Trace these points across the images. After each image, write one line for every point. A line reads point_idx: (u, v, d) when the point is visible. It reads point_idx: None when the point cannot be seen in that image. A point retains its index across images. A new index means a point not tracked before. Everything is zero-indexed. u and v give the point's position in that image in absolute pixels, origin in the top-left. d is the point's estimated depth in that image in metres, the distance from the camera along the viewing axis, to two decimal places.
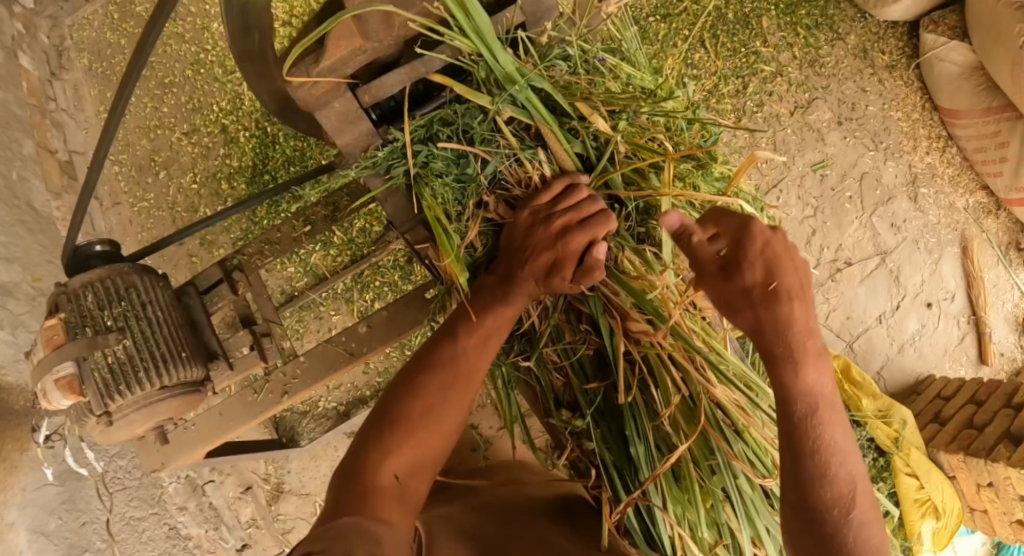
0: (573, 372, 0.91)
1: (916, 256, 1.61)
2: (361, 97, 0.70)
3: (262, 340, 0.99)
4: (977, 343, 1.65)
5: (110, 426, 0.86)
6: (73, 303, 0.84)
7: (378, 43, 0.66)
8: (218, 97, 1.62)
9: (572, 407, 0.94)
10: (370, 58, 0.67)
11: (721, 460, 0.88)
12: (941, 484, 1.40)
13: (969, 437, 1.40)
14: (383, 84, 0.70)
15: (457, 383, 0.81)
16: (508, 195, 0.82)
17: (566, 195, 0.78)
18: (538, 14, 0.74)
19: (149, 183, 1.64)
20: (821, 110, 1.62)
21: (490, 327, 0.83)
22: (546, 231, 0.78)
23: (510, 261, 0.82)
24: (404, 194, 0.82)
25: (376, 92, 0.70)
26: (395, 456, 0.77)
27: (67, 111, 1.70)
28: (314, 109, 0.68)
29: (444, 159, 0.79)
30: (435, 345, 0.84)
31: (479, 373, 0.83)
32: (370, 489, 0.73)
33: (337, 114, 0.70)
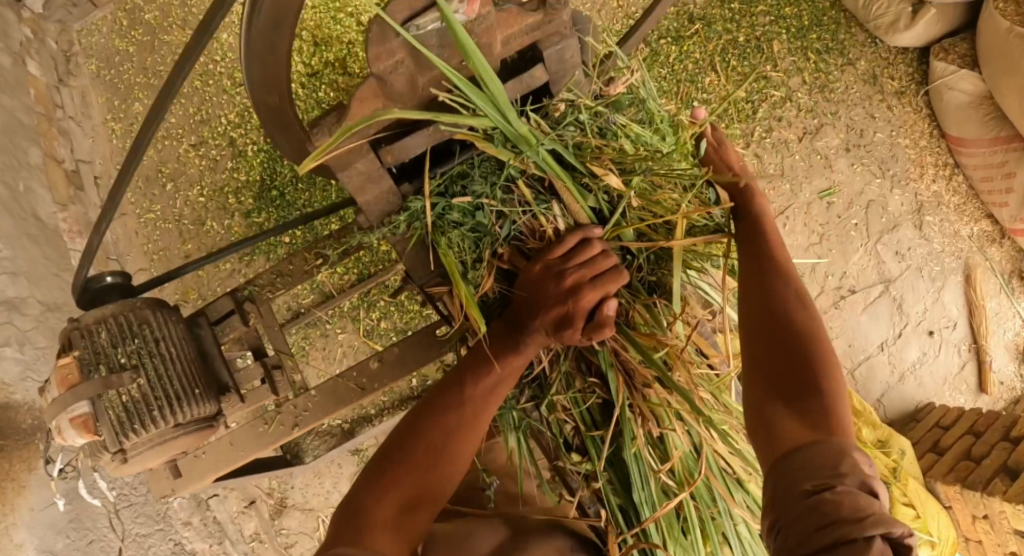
0: (580, 416, 0.93)
1: (919, 284, 1.62)
2: (383, 158, 0.71)
3: (273, 372, 1.00)
4: (977, 371, 1.66)
5: (124, 464, 0.87)
6: (87, 340, 0.85)
7: (401, 105, 0.67)
8: (227, 110, 1.62)
9: (580, 450, 0.95)
10: (394, 119, 0.68)
11: (723, 506, 0.90)
12: (937, 514, 1.41)
13: (967, 468, 1.42)
14: (406, 146, 0.71)
15: (464, 426, 0.81)
16: (523, 244, 0.85)
17: (579, 250, 0.80)
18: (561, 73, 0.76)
19: (156, 195, 1.64)
20: (830, 136, 1.62)
21: (500, 374, 0.83)
22: (558, 286, 0.79)
23: (522, 312, 0.82)
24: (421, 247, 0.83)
25: (399, 153, 0.71)
26: (395, 491, 0.77)
27: (75, 119, 1.69)
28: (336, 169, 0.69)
29: (460, 210, 0.82)
30: (448, 385, 0.84)
31: (485, 420, 0.82)
32: (367, 525, 0.74)
33: (359, 175, 0.71)
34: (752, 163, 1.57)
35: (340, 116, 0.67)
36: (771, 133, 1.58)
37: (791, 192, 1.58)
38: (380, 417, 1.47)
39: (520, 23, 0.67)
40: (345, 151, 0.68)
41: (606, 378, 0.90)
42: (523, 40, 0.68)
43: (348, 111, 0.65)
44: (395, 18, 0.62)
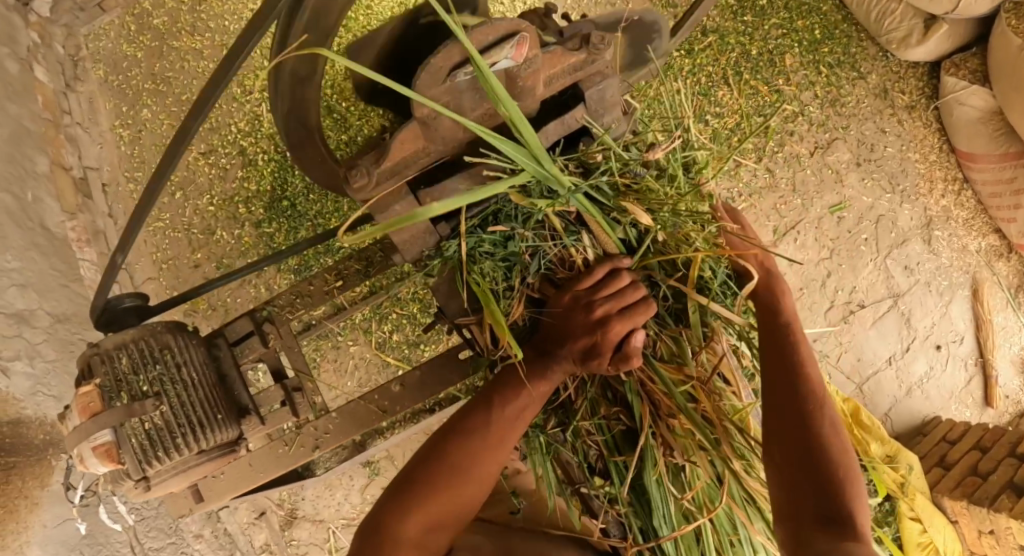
0: (603, 441, 0.93)
1: (927, 299, 1.63)
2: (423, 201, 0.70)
3: (294, 394, 1.00)
4: (983, 385, 1.67)
5: (146, 492, 0.87)
6: (107, 365, 0.85)
7: (441, 147, 0.68)
8: (236, 118, 1.61)
9: (603, 474, 0.96)
10: (432, 161, 0.69)
11: (741, 534, 0.91)
12: (942, 528, 1.42)
13: (973, 484, 1.43)
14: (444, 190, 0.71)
15: (489, 451, 0.80)
16: (552, 275, 0.87)
17: (608, 283, 0.81)
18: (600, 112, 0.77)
19: (165, 203, 1.62)
20: (840, 150, 1.62)
21: (527, 398, 0.82)
22: (587, 318, 0.80)
23: (552, 340, 0.83)
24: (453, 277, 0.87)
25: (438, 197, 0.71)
26: (419, 513, 0.77)
27: (82, 125, 1.67)
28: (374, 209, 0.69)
29: (492, 241, 0.85)
30: (474, 406, 0.83)
31: (508, 445, 0.81)
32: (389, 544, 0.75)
33: (397, 216, 0.71)
34: (765, 178, 1.56)
35: (377, 154, 0.67)
36: (783, 147, 1.58)
37: (802, 207, 1.58)
38: (392, 429, 1.47)
39: (563, 62, 0.70)
40: (383, 191, 0.67)
41: (629, 403, 0.91)
42: (565, 80, 0.72)
43: (388, 151, 0.66)
44: (445, 65, 0.62)
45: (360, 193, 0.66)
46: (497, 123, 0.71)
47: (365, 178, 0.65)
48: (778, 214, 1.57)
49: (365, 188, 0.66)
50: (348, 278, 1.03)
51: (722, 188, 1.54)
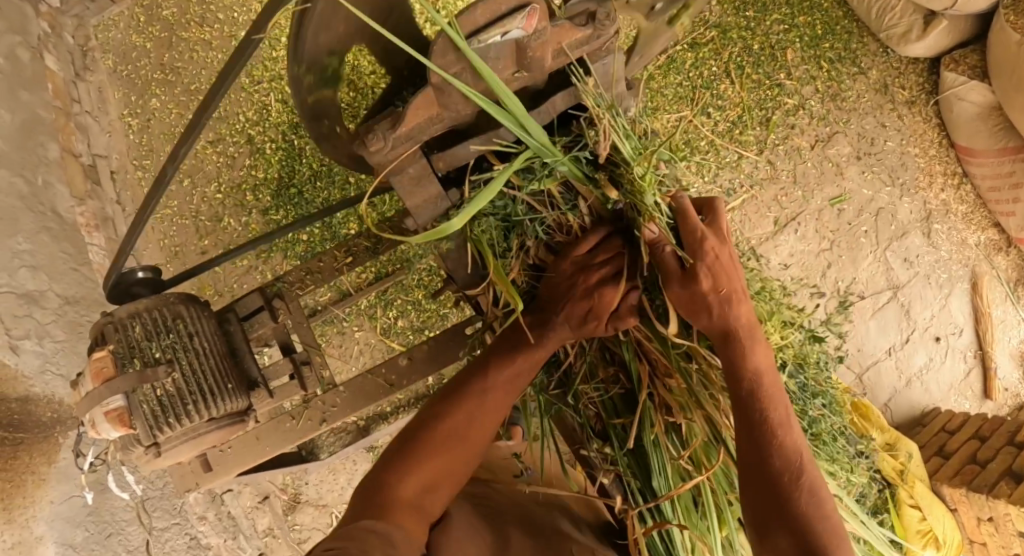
0: (602, 404, 0.96)
1: (927, 291, 1.65)
2: (435, 164, 0.74)
3: (302, 368, 1.01)
4: (982, 378, 1.69)
5: (157, 457, 0.87)
6: (120, 333, 0.86)
7: (455, 112, 0.69)
8: (245, 108, 1.63)
9: (602, 435, 0.98)
10: (445, 126, 0.70)
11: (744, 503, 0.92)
12: (941, 515, 1.44)
13: (972, 472, 1.44)
14: (458, 154, 0.74)
15: (482, 413, 0.83)
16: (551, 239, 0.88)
17: (601, 247, 0.85)
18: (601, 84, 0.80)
19: (172, 191, 1.64)
20: (841, 144, 1.64)
21: (519, 364, 0.85)
22: (582, 281, 0.84)
23: (547, 305, 0.87)
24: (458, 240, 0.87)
25: (450, 160, 0.74)
26: (414, 474, 0.77)
27: (92, 113, 1.68)
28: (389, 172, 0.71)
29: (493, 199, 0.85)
30: (471, 376, 0.85)
31: (504, 412, 0.84)
32: (393, 501, 0.74)
33: (413, 177, 0.73)
34: (766, 170, 1.58)
35: (393, 119, 0.68)
36: (784, 141, 1.61)
37: (804, 199, 1.59)
38: (396, 415, 1.48)
39: (573, 36, 0.71)
40: (397, 155, 0.69)
41: (629, 365, 0.92)
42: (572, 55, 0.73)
43: (403, 117, 0.67)
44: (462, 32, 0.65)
45: (377, 155, 0.68)
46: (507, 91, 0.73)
47: (382, 142, 0.67)
48: (781, 206, 1.59)
49: (382, 151, 0.68)
50: (357, 255, 1.06)
51: (722, 179, 1.56)
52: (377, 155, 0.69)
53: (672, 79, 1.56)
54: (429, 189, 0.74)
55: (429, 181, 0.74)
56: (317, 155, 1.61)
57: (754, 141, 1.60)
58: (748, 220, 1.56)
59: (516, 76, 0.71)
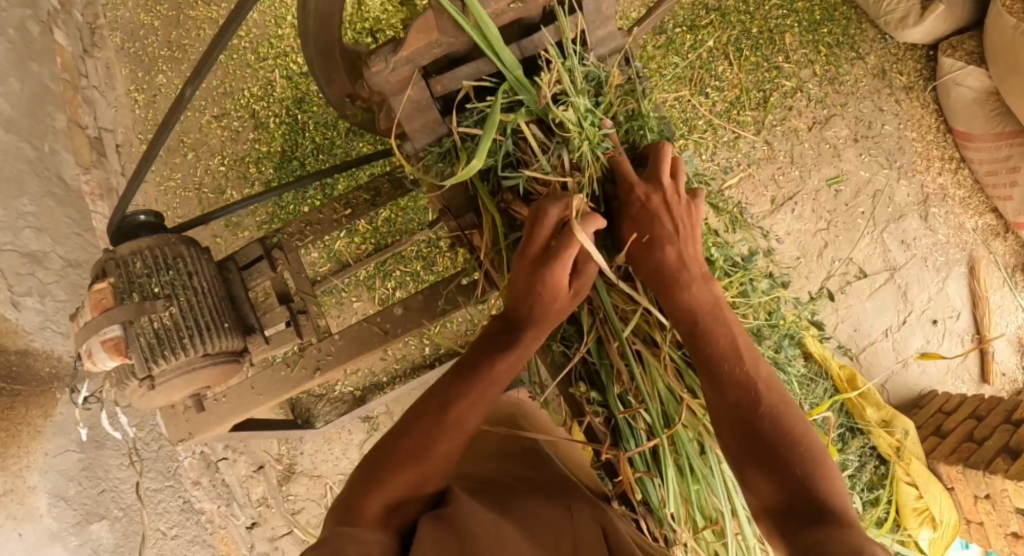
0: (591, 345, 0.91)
1: (924, 274, 1.66)
2: (433, 88, 0.76)
3: (299, 317, 1.02)
4: (979, 361, 1.70)
5: (150, 390, 0.89)
6: (121, 269, 0.88)
7: (453, 38, 0.72)
8: (250, 83, 1.64)
9: (588, 380, 0.93)
10: (444, 52, 0.73)
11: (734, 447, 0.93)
12: (938, 494, 1.44)
13: (968, 450, 1.44)
14: (455, 78, 0.76)
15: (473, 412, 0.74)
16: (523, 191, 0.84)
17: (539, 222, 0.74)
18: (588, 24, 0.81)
19: (177, 164, 1.67)
20: (838, 127, 1.65)
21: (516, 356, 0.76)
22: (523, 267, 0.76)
23: (513, 300, 0.77)
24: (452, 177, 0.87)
25: (449, 83, 0.76)
26: (395, 481, 0.69)
27: (99, 89, 1.65)
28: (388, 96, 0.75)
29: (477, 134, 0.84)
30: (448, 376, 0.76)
31: (484, 401, 0.74)
32: (366, 511, 0.66)
33: (410, 102, 0.76)
34: (763, 150, 1.60)
35: (395, 45, 0.72)
36: (782, 122, 1.62)
37: (800, 179, 1.62)
38: (393, 385, 1.49)
39: None
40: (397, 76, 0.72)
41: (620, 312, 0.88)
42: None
43: (404, 41, 0.70)
44: None
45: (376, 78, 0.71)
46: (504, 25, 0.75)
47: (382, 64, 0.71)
48: (778, 184, 1.61)
49: (381, 73, 0.72)
50: (356, 207, 1.09)
51: (719, 158, 1.58)
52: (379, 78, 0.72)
53: (672, 59, 1.56)
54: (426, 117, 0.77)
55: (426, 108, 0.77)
56: (320, 129, 1.62)
57: (752, 121, 1.61)
58: (744, 198, 1.59)
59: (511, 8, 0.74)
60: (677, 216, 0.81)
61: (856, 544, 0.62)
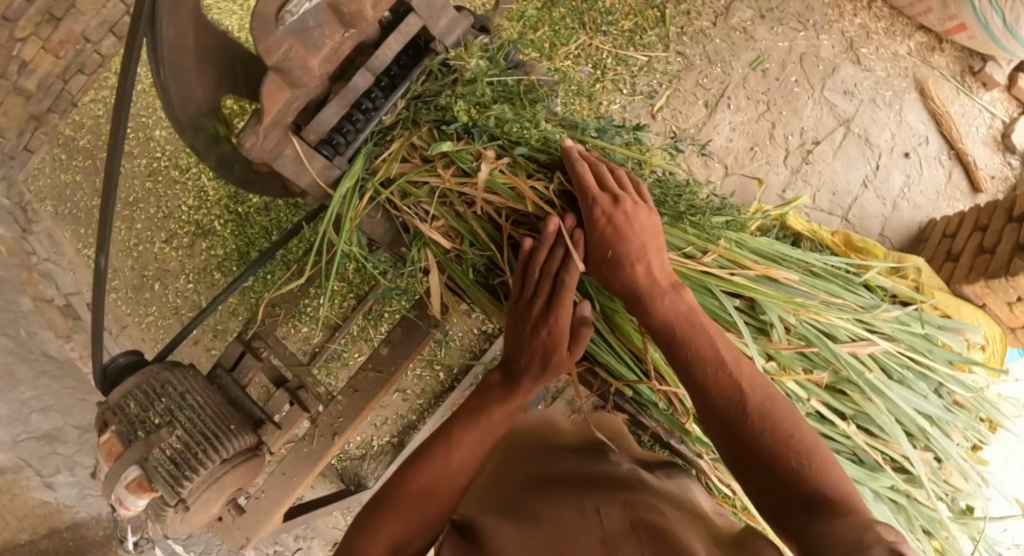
0: None
1: (878, 115, 1.66)
2: (307, 139, 0.81)
3: (299, 393, 1.09)
4: (965, 174, 1.68)
5: (188, 511, 0.95)
6: (119, 414, 0.94)
7: (306, 86, 0.78)
8: (184, 197, 1.67)
9: None
10: (303, 100, 0.79)
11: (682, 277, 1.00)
12: (974, 315, 1.41)
13: (985, 263, 1.42)
14: (323, 120, 0.81)
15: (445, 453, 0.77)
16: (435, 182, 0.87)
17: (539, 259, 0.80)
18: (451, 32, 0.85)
19: (148, 299, 1.69)
20: (741, 10, 1.63)
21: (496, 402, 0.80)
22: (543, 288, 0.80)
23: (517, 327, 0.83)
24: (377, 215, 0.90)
25: (318, 129, 0.81)
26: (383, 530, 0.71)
27: (51, 259, 1.59)
28: (270, 162, 0.80)
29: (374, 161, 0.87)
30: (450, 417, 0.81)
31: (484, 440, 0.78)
32: None
33: (293, 159, 0.81)
34: (678, 62, 1.61)
35: (260, 113, 0.78)
36: (684, 30, 1.61)
37: (724, 74, 1.62)
38: (424, 420, 1.52)
39: None
40: (271, 142, 0.79)
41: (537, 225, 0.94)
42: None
43: (263, 108, 0.77)
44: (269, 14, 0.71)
45: (253, 149, 0.78)
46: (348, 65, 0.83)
47: (253, 136, 0.78)
48: (706, 89, 1.61)
49: (256, 144, 0.78)
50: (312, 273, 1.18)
51: (640, 86, 1.59)
52: (253, 149, 0.78)
53: (559, 15, 1.55)
54: (318, 163, 0.83)
55: (312, 152, 0.82)
56: (262, 212, 1.64)
57: (657, 42, 1.59)
58: (678, 113, 1.60)
59: (349, 36, 0.79)
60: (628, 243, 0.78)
61: (859, 521, 0.59)
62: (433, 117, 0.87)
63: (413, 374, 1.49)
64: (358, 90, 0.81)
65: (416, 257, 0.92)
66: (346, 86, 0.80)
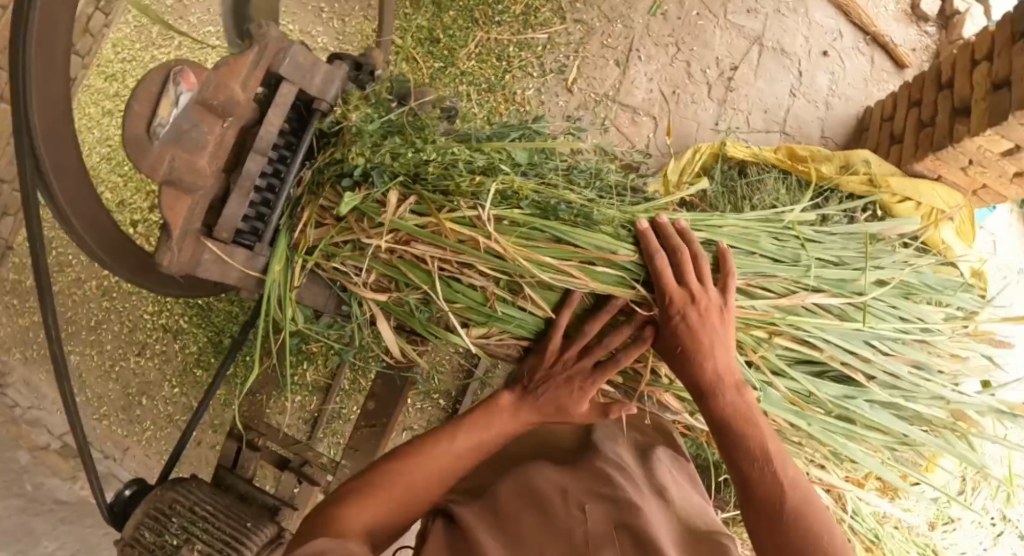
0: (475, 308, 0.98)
1: (786, 23, 1.65)
2: (221, 238, 0.80)
3: (304, 469, 1.11)
4: (887, 54, 1.67)
5: None
6: (137, 547, 0.92)
7: (202, 188, 0.78)
8: (143, 306, 1.66)
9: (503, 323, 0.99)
10: (205, 202, 0.79)
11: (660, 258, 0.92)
12: (931, 189, 1.41)
13: (929, 136, 1.41)
14: (230, 215, 0.80)
15: (457, 455, 0.84)
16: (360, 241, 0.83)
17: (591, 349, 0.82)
18: (328, 89, 0.84)
19: (140, 415, 1.67)
20: None
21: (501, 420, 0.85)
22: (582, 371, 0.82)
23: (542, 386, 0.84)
24: (316, 283, 0.89)
25: (228, 225, 0.80)
26: (377, 500, 0.80)
27: (35, 406, 1.57)
28: (193, 272, 0.79)
29: (292, 235, 0.85)
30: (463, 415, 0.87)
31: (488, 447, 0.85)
32: (341, 521, 0.77)
33: (214, 263, 0.80)
34: (578, 29, 1.59)
35: (167, 228, 0.77)
36: None
37: (626, 28, 1.60)
38: None
39: (242, 65, 0.77)
40: (188, 254, 0.78)
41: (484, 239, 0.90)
42: (256, 77, 0.79)
43: (168, 223, 0.76)
44: (137, 134, 0.71)
45: (171, 266, 0.77)
46: (238, 153, 0.82)
47: (168, 252, 0.76)
48: (613, 48, 1.60)
49: (173, 260, 0.77)
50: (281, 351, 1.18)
51: (549, 64, 1.58)
52: (172, 265, 0.77)
53: (450, 19, 1.53)
54: (240, 255, 0.82)
55: (230, 248, 0.82)
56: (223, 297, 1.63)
57: (552, 16, 1.58)
58: (593, 79, 1.59)
59: (229, 126, 0.79)
60: (706, 335, 0.76)
61: None
62: (331, 175, 0.84)
63: (415, 409, 1.48)
64: (254, 177, 0.80)
65: (358, 312, 0.89)
66: (240, 176, 0.80)
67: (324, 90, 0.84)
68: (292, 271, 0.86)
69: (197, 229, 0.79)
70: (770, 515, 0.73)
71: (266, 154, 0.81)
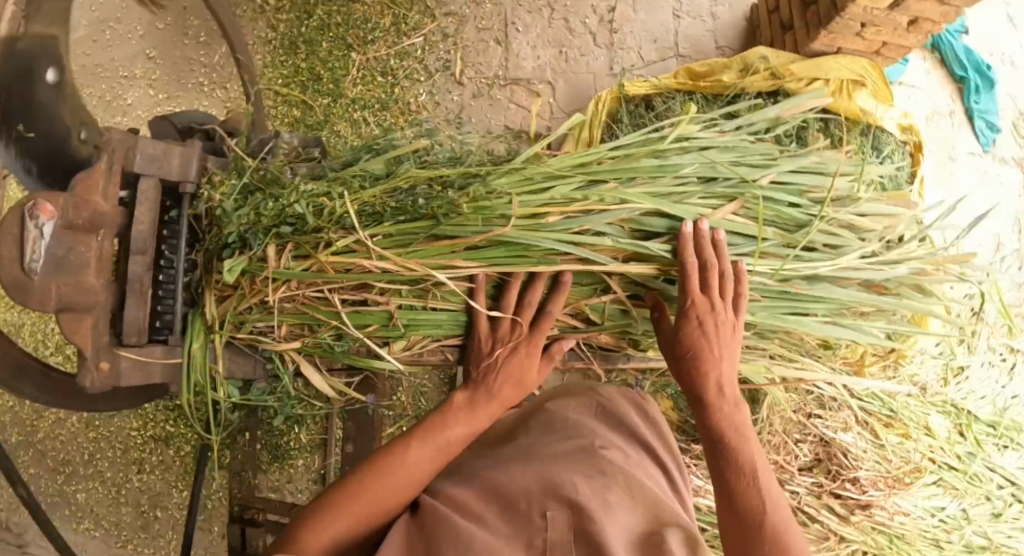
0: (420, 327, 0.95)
1: None
2: (131, 342, 0.80)
3: None
4: None
5: None
6: None
7: (98, 301, 0.77)
8: (125, 423, 1.64)
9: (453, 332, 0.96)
10: (106, 314, 0.78)
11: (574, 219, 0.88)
12: (835, 62, 1.39)
13: (815, 13, 1.39)
14: (133, 318, 0.80)
15: (422, 457, 0.78)
16: (255, 298, 0.82)
17: (522, 306, 0.82)
18: (189, 168, 0.85)
19: (158, 529, 1.66)
20: None
21: (458, 420, 0.81)
22: (520, 336, 0.82)
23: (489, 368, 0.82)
24: (245, 355, 0.88)
25: (135, 328, 0.80)
26: (329, 521, 0.73)
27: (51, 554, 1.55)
28: (115, 383, 0.78)
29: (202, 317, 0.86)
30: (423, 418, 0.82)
31: (450, 450, 0.80)
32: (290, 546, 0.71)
33: (134, 367, 0.80)
34: (451, 21, 1.58)
35: (76, 351, 0.76)
36: None
37: (496, 5, 1.59)
38: None
39: (101, 176, 0.76)
40: (105, 368, 0.77)
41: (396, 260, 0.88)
42: (113, 180, 0.77)
43: (76, 346, 0.75)
44: (14, 274, 0.69)
45: (93, 385, 0.76)
46: (122, 256, 0.82)
47: (87, 373, 0.76)
48: (489, 29, 1.59)
49: (93, 379, 0.76)
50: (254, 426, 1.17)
51: (433, 65, 1.57)
52: (94, 384, 0.77)
53: (325, 51, 1.53)
54: (156, 351, 0.82)
55: (147, 348, 0.82)
56: None
57: (422, 17, 1.57)
58: (480, 64, 1.58)
59: (104, 237, 0.77)
60: (717, 344, 0.81)
61: None
62: (214, 249, 0.84)
63: None
64: (145, 274, 0.79)
65: (284, 373, 0.88)
66: (130, 280, 0.79)
67: (185, 172, 0.84)
68: (213, 351, 0.85)
69: (108, 342, 0.79)
70: (743, 524, 0.74)
71: (149, 249, 0.81)
